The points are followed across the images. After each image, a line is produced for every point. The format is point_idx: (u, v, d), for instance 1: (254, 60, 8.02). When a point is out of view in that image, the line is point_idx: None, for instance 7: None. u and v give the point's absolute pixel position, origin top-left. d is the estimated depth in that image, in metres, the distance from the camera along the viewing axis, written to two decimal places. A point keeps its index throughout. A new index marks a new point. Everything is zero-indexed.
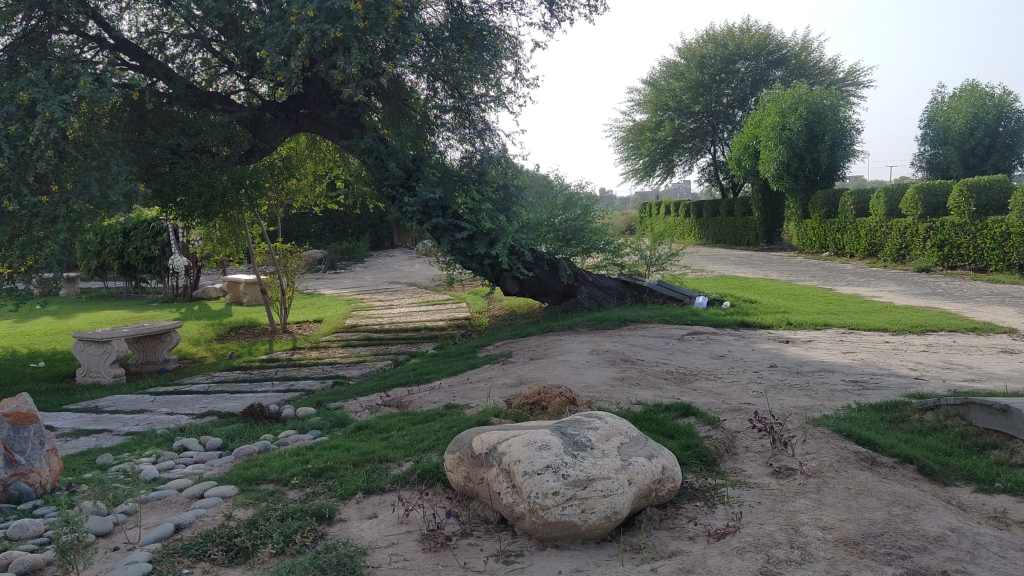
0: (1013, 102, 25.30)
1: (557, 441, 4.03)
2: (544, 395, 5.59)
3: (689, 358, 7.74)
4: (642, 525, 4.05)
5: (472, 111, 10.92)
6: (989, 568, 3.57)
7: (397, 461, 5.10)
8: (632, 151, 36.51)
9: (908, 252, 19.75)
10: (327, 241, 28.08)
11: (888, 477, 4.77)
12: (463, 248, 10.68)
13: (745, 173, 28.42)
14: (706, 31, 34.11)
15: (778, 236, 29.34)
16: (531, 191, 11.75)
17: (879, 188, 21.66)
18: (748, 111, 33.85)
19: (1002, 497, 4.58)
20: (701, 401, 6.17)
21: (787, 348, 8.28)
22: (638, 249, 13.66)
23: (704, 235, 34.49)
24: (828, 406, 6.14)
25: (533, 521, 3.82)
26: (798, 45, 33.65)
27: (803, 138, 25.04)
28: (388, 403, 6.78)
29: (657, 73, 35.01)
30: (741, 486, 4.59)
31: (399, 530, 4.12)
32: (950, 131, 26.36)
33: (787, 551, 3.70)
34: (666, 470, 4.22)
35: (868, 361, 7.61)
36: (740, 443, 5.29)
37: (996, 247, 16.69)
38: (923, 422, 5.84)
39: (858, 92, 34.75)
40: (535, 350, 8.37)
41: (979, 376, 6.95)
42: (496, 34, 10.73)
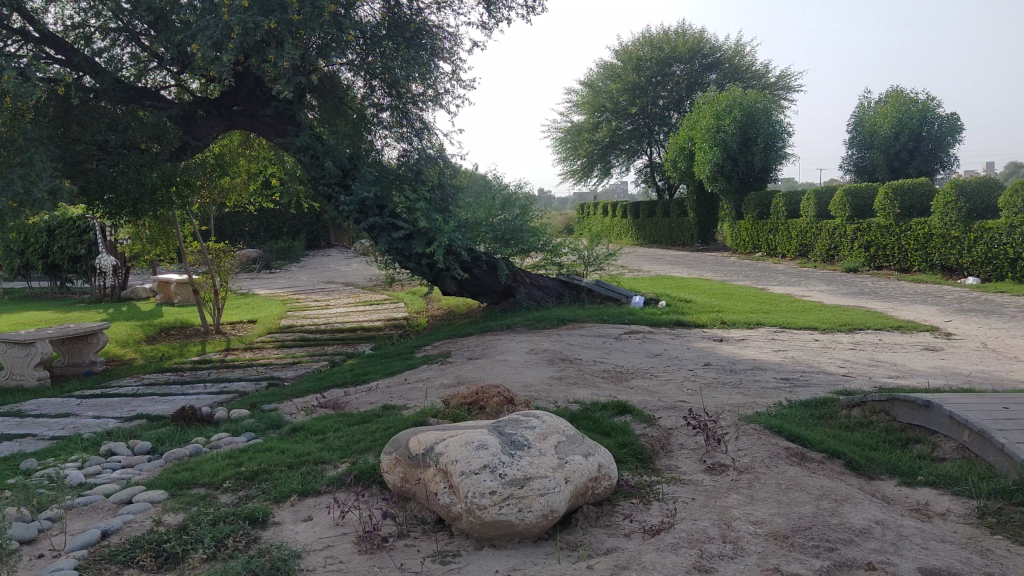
0: (936, 107, 26.15)
1: (494, 441, 4.03)
2: (482, 395, 5.58)
3: (625, 357, 7.81)
4: (578, 524, 4.07)
5: (409, 110, 10.97)
6: (911, 558, 3.69)
7: (332, 462, 5.04)
8: (570, 152, 36.71)
9: (837, 253, 20.34)
10: (262, 240, 27.65)
11: (816, 472, 4.89)
12: (400, 248, 10.54)
13: (680, 174, 28.84)
14: (642, 33, 34.47)
15: (712, 237, 29.86)
16: (468, 191, 11.73)
17: (810, 191, 21.91)
18: (683, 113, 34.30)
19: (924, 491, 4.74)
20: (637, 399, 6.24)
21: (721, 347, 8.41)
22: (576, 250, 13.76)
23: (640, 236, 34.90)
24: (760, 403, 6.27)
25: (469, 521, 3.82)
26: (731, 49, 34.01)
27: (737, 141, 25.47)
28: (324, 404, 6.69)
29: (594, 75, 35.26)
30: (675, 483, 4.66)
31: (334, 533, 4.08)
32: (875, 135, 27.01)
33: (720, 546, 3.77)
34: (603, 468, 4.26)
35: (799, 360, 7.78)
36: (675, 440, 5.36)
37: (918, 248, 17.28)
38: (849, 418, 6.01)
39: (789, 96, 35.43)
40: (473, 350, 8.36)
41: (903, 373, 7.17)
42: (435, 33, 10.69)
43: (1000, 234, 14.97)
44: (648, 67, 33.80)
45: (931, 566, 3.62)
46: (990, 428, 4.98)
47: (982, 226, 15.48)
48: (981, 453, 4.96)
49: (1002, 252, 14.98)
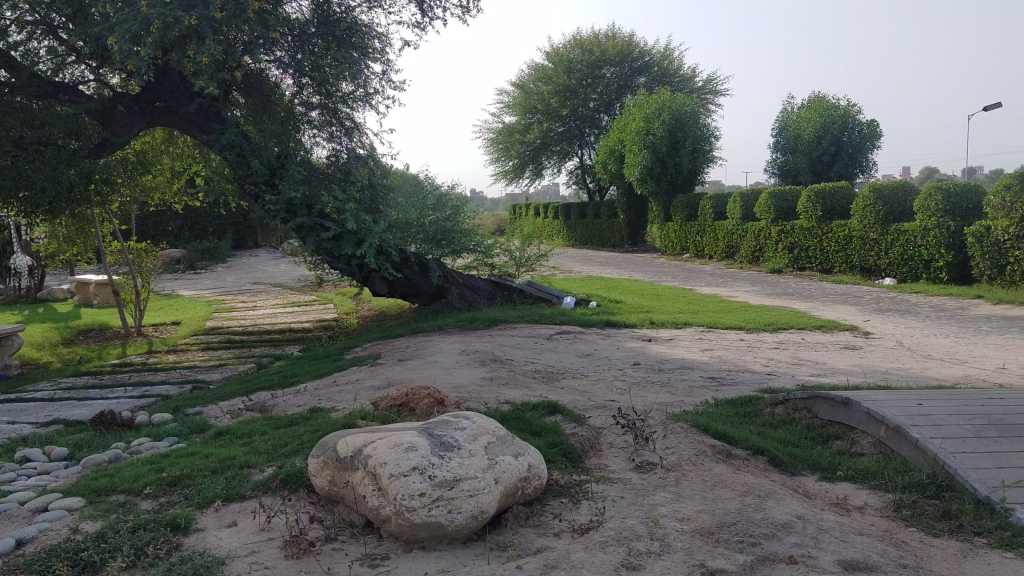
0: (856, 113, 27.05)
1: (424, 442, 4.01)
2: (412, 396, 5.54)
3: (556, 357, 7.86)
4: (507, 524, 4.08)
5: (339, 109, 10.71)
6: (831, 551, 3.80)
7: (258, 466, 4.95)
8: (501, 152, 36.74)
9: (762, 254, 20.87)
10: (186, 240, 27.01)
11: (741, 469, 4.99)
12: (329, 248, 10.43)
13: (611, 176, 29.12)
14: (573, 36, 34.79)
15: (641, 238, 30.29)
16: (400, 191, 11.65)
17: (735, 194, 22.25)
18: (613, 115, 34.68)
19: (844, 485, 4.89)
20: (568, 398, 6.28)
21: (650, 347, 8.52)
22: (508, 251, 13.80)
23: (572, 236, 35.18)
24: (687, 402, 6.38)
25: (398, 524, 3.79)
26: (659, 53, 34.48)
27: (666, 144, 25.88)
28: (251, 407, 6.56)
29: (525, 77, 35.39)
30: (604, 482, 4.70)
31: (260, 539, 4.00)
32: (800, 139, 27.74)
33: (647, 544, 3.82)
34: (532, 468, 4.28)
35: (725, 359, 7.95)
36: (604, 439, 5.41)
37: (839, 249, 17.83)
38: (773, 415, 6.16)
39: (716, 100, 36.13)
40: (403, 351, 8.30)
41: (824, 372, 7.38)
42: (365, 31, 10.61)
43: (916, 236, 15.51)
44: (578, 70, 34.13)
45: (850, 559, 3.73)
46: (905, 423, 5.16)
47: (898, 229, 15.98)
48: (897, 448, 5.13)
49: (917, 252, 15.58)
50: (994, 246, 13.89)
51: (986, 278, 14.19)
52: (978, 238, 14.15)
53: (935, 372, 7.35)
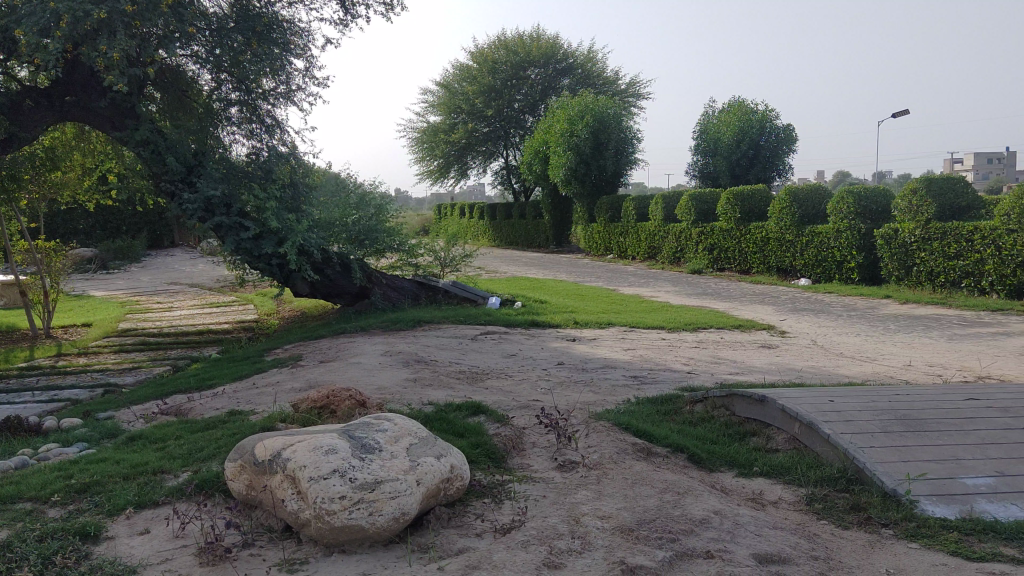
0: (773, 118, 27.77)
1: (344, 445, 3.97)
2: (333, 399, 5.48)
3: (480, 357, 7.88)
4: (429, 525, 4.06)
5: (259, 105, 10.52)
6: (746, 545, 3.89)
7: (173, 472, 4.82)
8: (427, 152, 36.11)
9: (683, 255, 21.27)
10: (98, 239, 26.10)
11: (661, 467, 5.07)
12: (248, 248, 10.24)
13: (535, 177, 29.23)
14: (498, 37, 34.91)
15: (566, 239, 30.56)
16: (322, 191, 11.49)
17: (657, 196, 22.60)
18: (538, 117, 34.99)
19: (760, 481, 5.02)
20: (491, 399, 6.29)
21: (574, 347, 8.60)
22: (432, 250, 13.74)
23: (497, 237, 35.23)
24: (609, 401, 6.46)
25: (318, 528, 3.74)
26: (583, 55, 35.07)
27: (589, 145, 26.15)
28: (166, 411, 6.39)
29: (450, 77, 35.27)
30: (526, 481, 4.73)
31: (174, 546, 3.90)
32: (719, 142, 28.32)
33: (568, 542, 3.85)
34: (454, 469, 4.27)
35: (646, 358, 8.08)
36: (527, 439, 5.44)
37: (757, 251, 18.28)
38: (692, 413, 6.29)
39: (638, 103, 36.78)
40: (325, 352, 8.19)
41: (742, 370, 7.57)
42: (286, 28, 10.49)
43: (829, 238, 16.00)
44: (503, 70, 34.30)
45: (764, 552, 3.83)
46: (817, 419, 5.32)
47: (812, 230, 16.47)
48: (810, 444, 5.28)
49: (830, 254, 16.07)
50: (901, 248, 14.45)
51: (894, 278, 14.75)
52: (887, 240, 14.69)
53: (847, 369, 7.61)
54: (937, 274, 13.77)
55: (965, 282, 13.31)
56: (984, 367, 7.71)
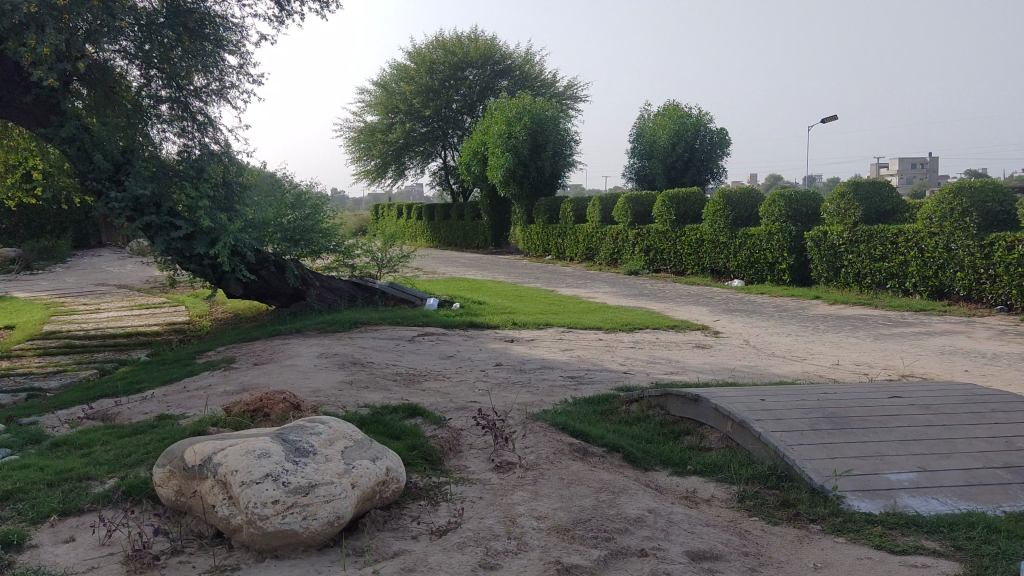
0: (706, 122, 28.29)
1: (277, 449, 3.90)
2: (266, 402, 5.40)
3: (418, 359, 7.84)
4: (364, 528, 4.01)
5: (190, 103, 10.34)
6: (680, 543, 3.95)
7: (99, 478, 4.70)
8: (363, 152, 36.02)
9: (620, 256, 21.49)
10: (20, 239, 25.23)
11: (597, 466, 5.12)
12: (180, 248, 10.09)
13: (474, 178, 29.17)
14: (435, 37, 34.81)
15: (505, 240, 30.62)
16: (256, 190, 11.27)
17: (594, 198, 22.78)
18: (476, 118, 35.02)
19: (693, 479, 5.10)
20: (428, 400, 6.26)
21: (512, 348, 8.61)
22: (369, 251, 13.60)
23: (435, 238, 35.12)
24: (547, 402, 6.49)
25: (249, 533, 3.66)
26: (521, 57, 35.28)
27: (528, 147, 26.25)
28: (92, 416, 6.22)
29: (387, 76, 34.98)
30: (463, 483, 4.72)
31: (100, 554, 3.79)
32: (654, 145, 28.67)
33: (505, 543, 3.86)
34: (390, 472, 4.25)
35: (584, 358, 8.13)
36: (464, 440, 5.43)
37: (692, 252, 18.57)
38: (629, 413, 6.36)
39: (576, 106, 37.10)
40: (258, 355, 8.06)
41: (678, 370, 7.67)
42: (218, 23, 10.24)
43: (761, 239, 16.33)
44: (441, 71, 34.21)
45: (697, 549, 3.89)
46: (749, 418, 5.42)
47: (745, 233, 16.79)
48: (741, 442, 5.38)
49: (762, 256, 16.40)
50: (830, 250, 14.84)
51: (824, 280, 15.13)
52: (816, 243, 15.08)
53: (778, 368, 7.78)
54: (864, 275, 14.17)
55: (890, 283, 13.72)
56: (908, 365, 7.96)
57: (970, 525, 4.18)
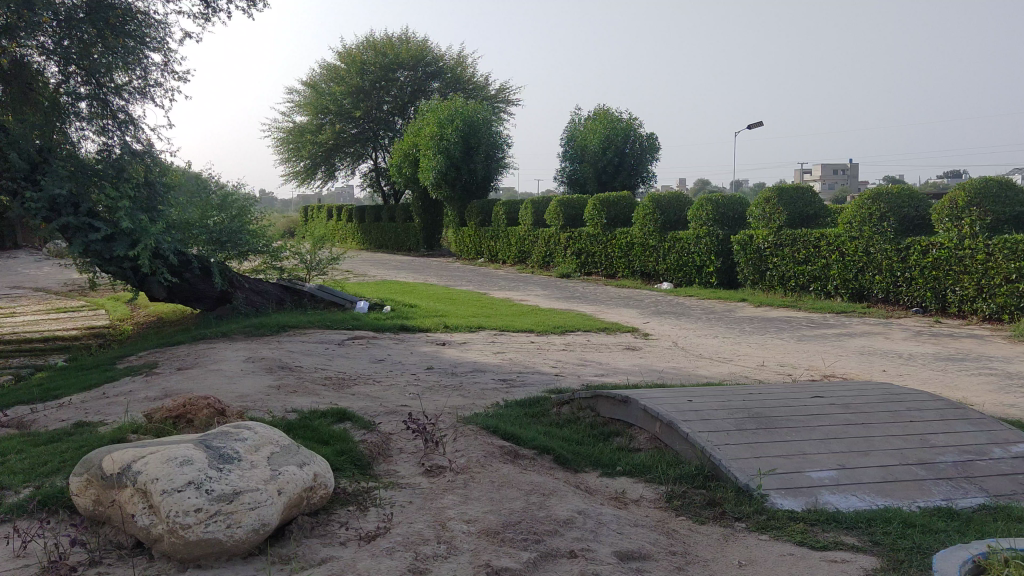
0: (636, 127, 28.66)
1: (200, 455, 3.81)
2: (190, 407, 5.27)
3: (348, 363, 7.75)
4: (291, 535, 3.94)
5: (110, 100, 10.03)
6: (609, 544, 3.98)
7: (12, 488, 4.51)
8: (291, 153, 35.53)
9: (551, 259, 21.62)
10: None
11: (527, 469, 5.13)
12: (98, 249, 9.85)
13: (405, 180, 28.97)
14: (366, 37, 34.57)
15: (437, 242, 30.54)
16: (182, 191, 10.96)
17: (526, 201, 22.88)
18: (407, 120, 34.88)
19: (622, 480, 5.15)
20: (358, 405, 6.20)
21: (443, 351, 8.58)
22: (298, 254, 13.35)
23: (366, 240, 34.85)
24: (478, 405, 6.48)
25: (171, 543, 3.56)
26: (453, 59, 35.32)
27: (459, 149, 26.26)
28: (6, 424, 5.98)
29: (316, 76, 34.56)
30: (392, 488, 4.68)
31: (13, 567, 3.64)
32: (586, 150, 28.94)
33: (434, 547, 3.83)
34: (318, 477, 4.18)
35: (515, 361, 8.15)
36: (394, 445, 5.39)
37: (622, 255, 18.79)
38: (559, 415, 6.40)
39: (508, 109, 37.25)
40: (182, 359, 7.86)
41: (608, 371, 7.75)
42: (141, 19, 10.07)
43: (689, 243, 16.63)
44: (371, 72, 33.99)
45: (626, 550, 3.92)
46: (677, 419, 5.50)
47: (674, 237, 17.08)
48: (670, 442, 5.45)
49: (690, 259, 16.69)
50: (755, 253, 15.19)
51: (749, 283, 15.45)
52: (742, 246, 15.41)
53: (705, 370, 7.91)
54: (788, 278, 14.54)
55: (812, 286, 14.10)
56: (829, 366, 8.19)
57: (887, 520, 4.31)
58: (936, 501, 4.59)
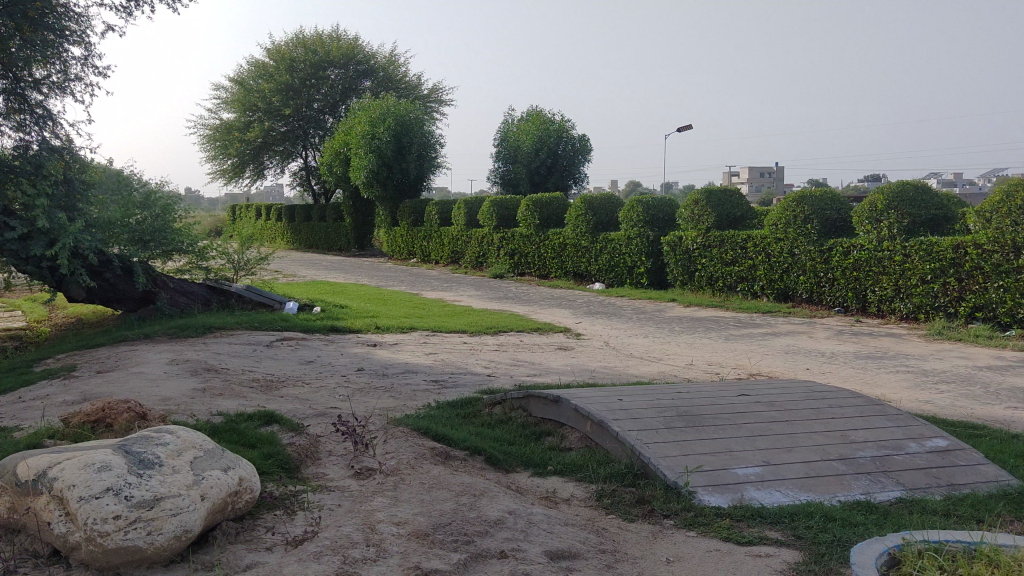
0: (569, 128, 28.90)
1: (119, 461, 3.70)
2: (110, 412, 5.11)
3: (276, 365, 7.62)
4: (215, 541, 3.84)
5: (29, 95, 9.69)
6: (539, 543, 3.98)
7: None
8: (219, 151, 34.80)
9: (484, 260, 21.63)
10: None
11: (458, 470, 5.11)
12: (13, 249, 9.54)
13: (336, 179, 28.62)
14: (296, 34, 34.08)
15: (368, 242, 30.29)
16: (102, 188, 10.66)
17: (460, 201, 22.85)
18: (338, 118, 34.50)
19: (553, 479, 5.18)
20: (286, 407, 6.10)
21: (374, 352, 8.50)
22: (224, 253, 13.09)
23: (296, 240, 34.37)
24: (409, 406, 6.43)
25: (88, 551, 3.43)
26: (384, 58, 35.10)
27: (392, 149, 26.08)
28: None
29: (244, 72, 33.96)
30: (320, 491, 4.61)
31: None
32: (518, 150, 29.03)
33: (363, 550, 3.78)
34: (243, 482, 4.10)
35: (447, 362, 8.12)
36: (323, 447, 5.32)
37: (554, 256, 18.90)
38: (491, 416, 6.39)
39: (440, 109, 37.17)
40: (103, 362, 7.63)
41: (539, 371, 7.78)
42: (61, 12, 9.75)
43: (621, 244, 16.82)
44: (301, 69, 33.52)
45: (556, 549, 3.93)
46: (607, 418, 5.54)
47: (606, 237, 17.24)
48: (600, 441, 5.49)
49: (622, 260, 16.87)
50: (685, 254, 15.44)
51: (679, 284, 15.70)
52: (672, 247, 15.65)
53: (635, 369, 8.01)
54: (716, 279, 14.80)
55: (740, 286, 14.39)
56: (754, 364, 8.37)
57: (810, 515, 4.41)
58: (855, 495, 4.72)
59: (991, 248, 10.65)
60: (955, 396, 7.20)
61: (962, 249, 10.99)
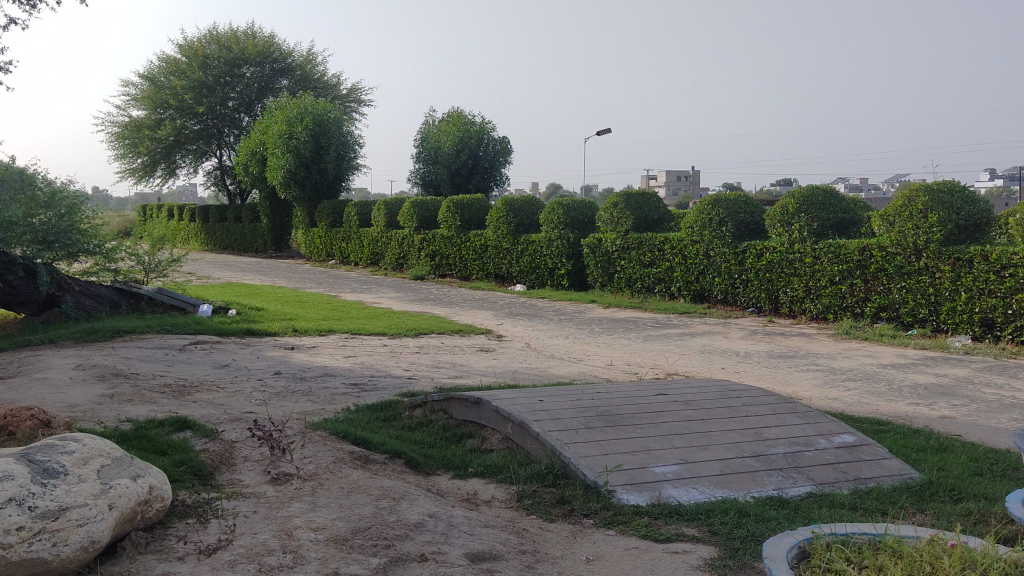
0: (489, 130, 28.98)
1: (21, 469, 3.52)
2: (11, 419, 4.88)
3: (189, 369, 7.40)
4: (124, 552, 3.70)
5: None
6: (459, 546, 3.96)
7: None
8: (128, 149, 33.65)
9: (405, 261, 21.48)
10: None
11: (378, 474, 5.05)
12: None
13: (252, 179, 28.01)
14: (209, 31, 33.22)
15: (286, 244, 29.73)
16: None
17: (380, 202, 22.64)
18: (254, 117, 33.80)
19: (474, 481, 5.16)
20: (200, 412, 5.93)
21: (292, 355, 8.34)
22: (134, 255, 12.65)
23: (210, 241, 33.50)
24: (328, 410, 6.33)
25: None
26: (302, 56, 34.55)
27: (310, 148, 25.67)
28: None
29: (155, 69, 32.95)
30: (235, 498, 4.49)
31: None
32: (439, 151, 28.92)
33: (280, 557, 3.70)
34: (153, 490, 3.97)
35: (366, 365, 8.03)
36: (238, 453, 5.18)
37: (475, 257, 18.90)
38: (411, 419, 6.34)
39: (359, 109, 36.80)
40: (3, 368, 7.28)
41: (460, 373, 7.75)
42: None
43: (541, 246, 16.93)
44: (215, 67, 32.68)
45: (476, 551, 3.92)
46: (528, 418, 5.56)
47: (527, 239, 17.34)
48: (521, 442, 5.51)
49: (543, 262, 16.97)
50: (604, 256, 15.63)
51: (598, 285, 15.88)
52: (592, 249, 15.84)
53: (556, 370, 8.06)
54: (635, 280, 15.01)
55: (657, 287, 14.64)
56: (671, 364, 8.52)
57: (724, 511, 4.51)
58: (768, 491, 4.85)
59: (893, 249, 11.13)
60: (861, 393, 7.47)
61: (868, 251, 11.42)
